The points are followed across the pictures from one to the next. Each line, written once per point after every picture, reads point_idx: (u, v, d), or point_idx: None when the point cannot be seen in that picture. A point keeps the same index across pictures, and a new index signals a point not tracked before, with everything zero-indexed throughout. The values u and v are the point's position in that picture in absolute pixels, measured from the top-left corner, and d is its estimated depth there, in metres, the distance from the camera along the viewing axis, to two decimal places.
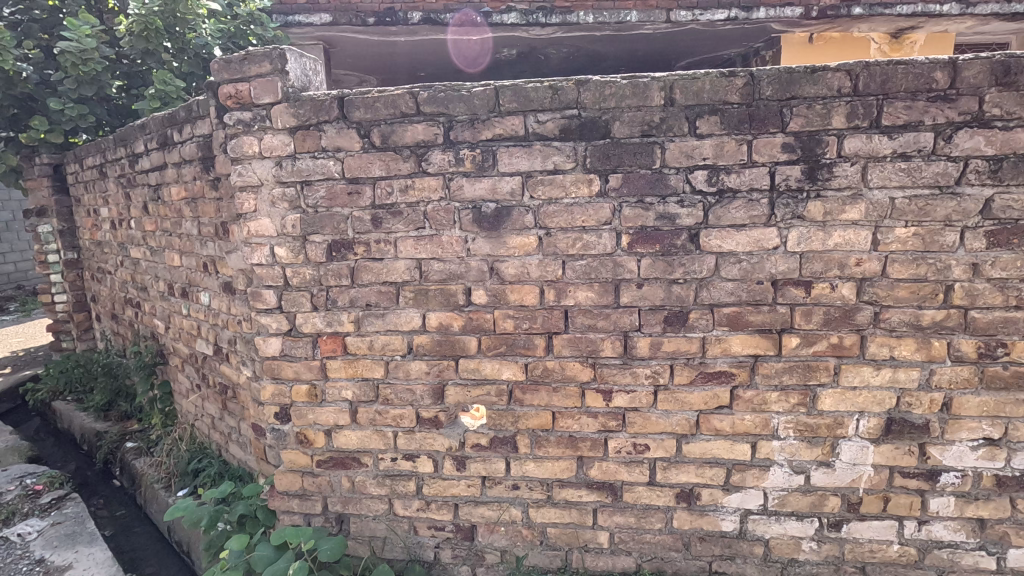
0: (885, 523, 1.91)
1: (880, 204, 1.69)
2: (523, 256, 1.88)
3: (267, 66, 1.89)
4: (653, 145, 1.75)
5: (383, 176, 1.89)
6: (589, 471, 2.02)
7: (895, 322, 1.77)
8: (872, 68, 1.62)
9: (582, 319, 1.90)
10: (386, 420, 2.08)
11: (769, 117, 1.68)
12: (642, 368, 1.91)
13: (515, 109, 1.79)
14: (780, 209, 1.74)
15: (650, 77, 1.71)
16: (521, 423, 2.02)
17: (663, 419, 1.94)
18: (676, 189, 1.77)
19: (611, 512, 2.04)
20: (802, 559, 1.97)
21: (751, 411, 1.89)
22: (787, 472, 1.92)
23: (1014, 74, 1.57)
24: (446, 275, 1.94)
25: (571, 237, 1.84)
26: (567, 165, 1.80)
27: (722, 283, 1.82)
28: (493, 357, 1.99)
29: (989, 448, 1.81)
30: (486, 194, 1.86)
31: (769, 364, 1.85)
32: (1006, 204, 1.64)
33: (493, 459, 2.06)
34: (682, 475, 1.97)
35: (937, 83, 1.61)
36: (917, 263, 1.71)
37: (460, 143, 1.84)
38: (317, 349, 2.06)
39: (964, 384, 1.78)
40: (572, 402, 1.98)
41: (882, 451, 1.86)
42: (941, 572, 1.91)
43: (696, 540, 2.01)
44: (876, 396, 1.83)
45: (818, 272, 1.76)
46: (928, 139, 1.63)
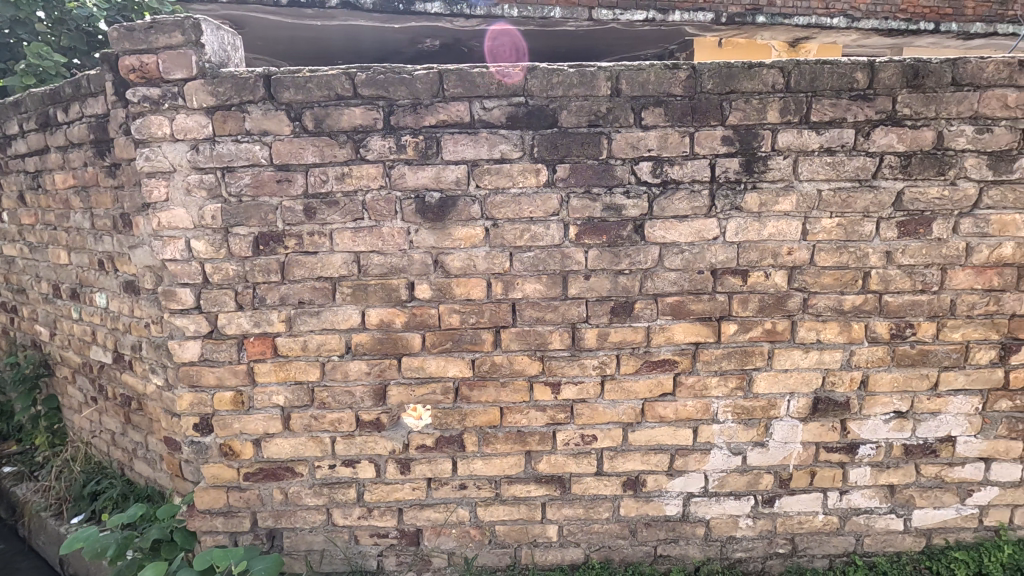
0: (811, 496, 2.04)
1: (809, 196, 1.79)
2: (469, 249, 1.82)
3: (178, 37, 1.69)
4: (600, 136, 1.74)
5: (317, 163, 1.75)
6: (537, 466, 2.00)
7: (821, 307, 1.88)
8: (802, 67, 1.70)
9: (530, 312, 1.87)
10: (322, 425, 1.94)
11: (709, 111, 1.73)
12: (590, 359, 1.91)
13: (460, 94, 1.72)
14: (719, 201, 1.80)
15: (597, 67, 1.70)
16: (468, 421, 1.96)
17: (610, 408, 1.96)
18: (622, 180, 1.78)
19: (560, 505, 2.03)
20: (739, 535, 2.07)
21: (693, 397, 1.95)
22: (726, 454, 2.00)
23: (922, 77, 1.71)
24: (387, 269, 1.83)
25: (519, 228, 1.80)
26: (514, 155, 1.75)
27: (666, 273, 1.85)
28: (438, 354, 1.91)
29: (899, 420, 1.98)
30: (430, 183, 1.77)
31: (709, 350, 1.92)
32: (914, 197, 1.79)
33: (439, 459, 1.99)
34: (629, 463, 2.00)
35: (858, 84, 1.72)
36: (840, 251, 1.83)
37: (401, 129, 1.74)
38: (243, 352, 1.88)
39: (879, 363, 1.93)
40: (520, 397, 1.94)
41: (810, 428, 1.99)
42: (859, 536, 2.08)
43: (642, 526, 2.05)
44: (805, 377, 1.95)
45: (753, 261, 1.84)
46: (850, 136, 1.75)
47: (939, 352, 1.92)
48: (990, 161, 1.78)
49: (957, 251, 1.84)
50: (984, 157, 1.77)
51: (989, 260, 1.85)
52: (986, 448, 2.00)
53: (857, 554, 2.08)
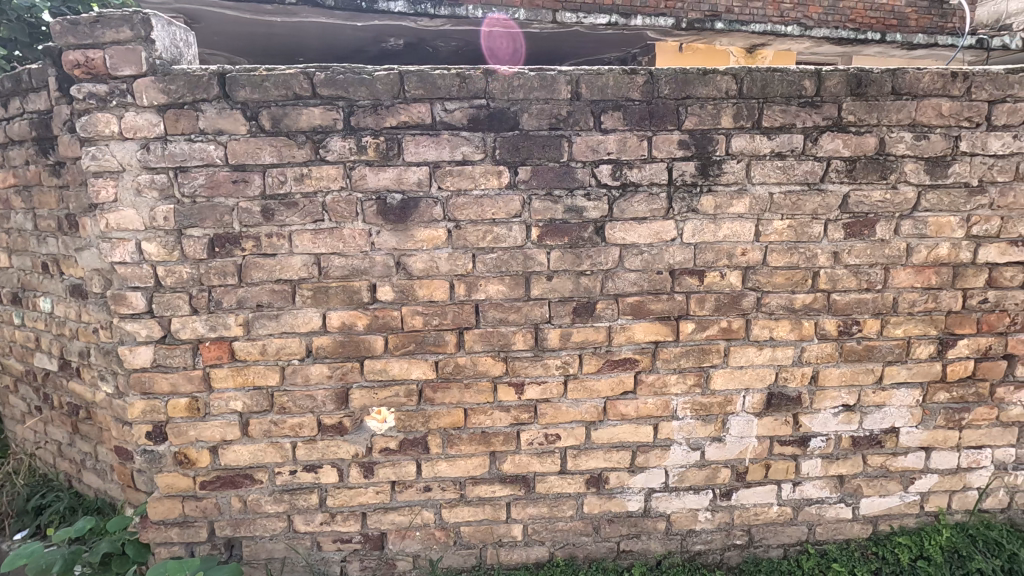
0: (766, 488, 2.11)
1: (761, 198, 1.86)
2: (431, 250, 1.82)
3: (127, 32, 1.63)
4: (561, 138, 1.77)
5: (275, 163, 1.72)
6: (502, 466, 2.01)
7: (774, 306, 1.96)
8: (754, 74, 1.76)
9: (493, 313, 1.88)
10: (282, 430, 1.90)
11: (667, 115, 1.78)
12: (553, 359, 1.94)
13: (421, 95, 1.71)
14: (677, 203, 1.84)
15: (557, 70, 1.73)
16: (432, 423, 1.95)
17: (573, 407, 1.98)
18: (583, 183, 1.81)
19: (525, 504, 2.05)
20: (699, 528, 2.13)
21: (653, 395, 2.00)
22: (686, 449, 2.06)
23: (864, 85, 1.80)
24: (348, 271, 1.81)
25: (481, 229, 1.81)
26: (475, 156, 1.76)
27: (626, 274, 1.89)
28: (401, 357, 1.90)
29: (847, 413, 2.07)
30: (391, 185, 1.76)
31: (669, 349, 1.97)
32: (859, 200, 1.88)
33: (403, 462, 1.98)
34: (592, 461, 2.03)
35: (806, 91, 1.79)
36: (791, 252, 1.91)
37: (362, 130, 1.72)
38: (198, 357, 1.83)
39: (828, 359, 2.02)
40: (484, 398, 1.95)
41: (764, 423, 2.06)
42: (811, 526, 2.16)
43: (605, 522, 2.09)
44: (759, 373, 2.02)
45: (710, 262, 1.90)
46: (799, 141, 1.82)
47: (883, 347, 2.02)
48: (927, 166, 1.88)
49: (898, 251, 1.94)
50: (922, 162, 1.87)
51: (928, 259, 1.95)
52: (926, 438, 2.11)
53: (809, 543, 2.17)
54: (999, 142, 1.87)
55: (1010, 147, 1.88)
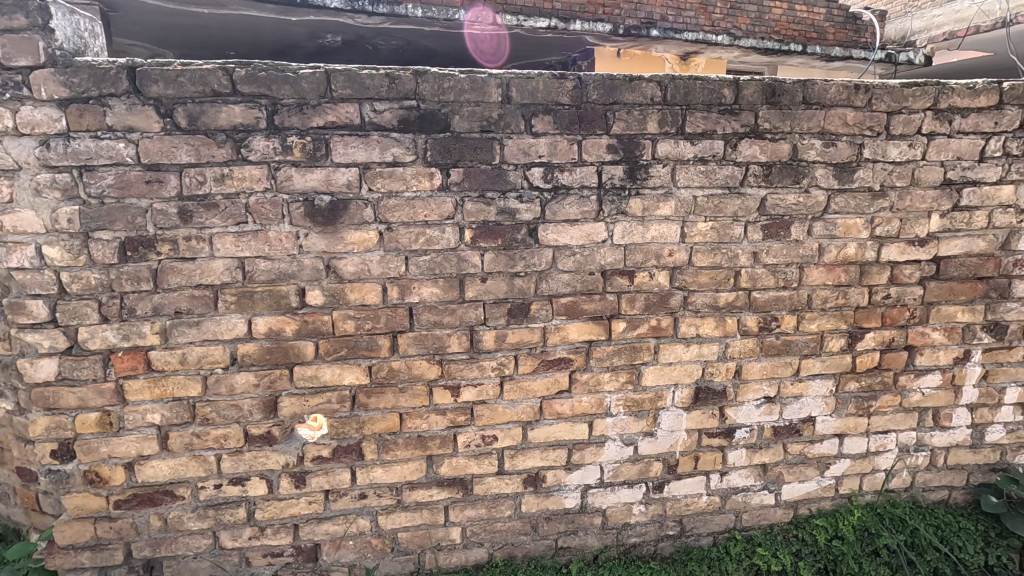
0: (696, 479, 2.20)
1: (686, 201, 1.94)
2: (363, 253, 1.78)
3: (21, 19, 1.51)
4: (492, 141, 1.78)
5: (193, 163, 1.64)
6: (439, 469, 2.00)
7: (700, 305, 2.04)
8: (677, 81, 1.83)
9: (427, 316, 1.86)
10: (205, 442, 1.81)
11: (595, 119, 1.82)
12: (488, 360, 1.94)
13: (348, 95, 1.68)
14: (607, 206, 1.89)
15: (487, 73, 1.73)
16: (366, 429, 1.92)
17: (509, 408, 2.00)
18: (515, 185, 1.82)
19: (463, 506, 2.04)
20: (633, 521, 2.19)
21: (587, 393, 2.04)
22: (620, 444, 2.11)
23: (778, 95, 1.90)
24: (274, 275, 1.75)
25: (414, 232, 1.79)
26: (406, 158, 1.74)
27: (559, 275, 1.92)
28: (333, 362, 1.85)
29: (768, 405, 2.19)
30: (319, 186, 1.71)
31: (602, 348, 2.01)
32: (775, 203, 1.99)
33: (337, 470, 1.93)
34: (529, 460, 2.05)
35: (725, 99, 1.88)
36: (714, 253, 2.00)
37: (287, 129, 1.67)
38: (110, 369, 1.72)
39: (750, 354, 2.13)
40: (420, 402, 1.93)
41: (693, 416, 2.14)
42: (738, 513, 2.27)
43: (543, 521, 2.11)
44: (687, 369, 2.10)
45: (639, 263, 1.96)
46: (719, 146, 1.91)
47: (799, 341, 2.15)
48: (835, 171, 2.01)
49: (811, 251, 2.06)
50: (831, 168, 2.00)
51: (837, 259, 2.09)
52: (839, 425, 2.26)
53: (736, 529, 2.27)
54: (896, 150, 2.03)
55: (907, 154, 2.04)
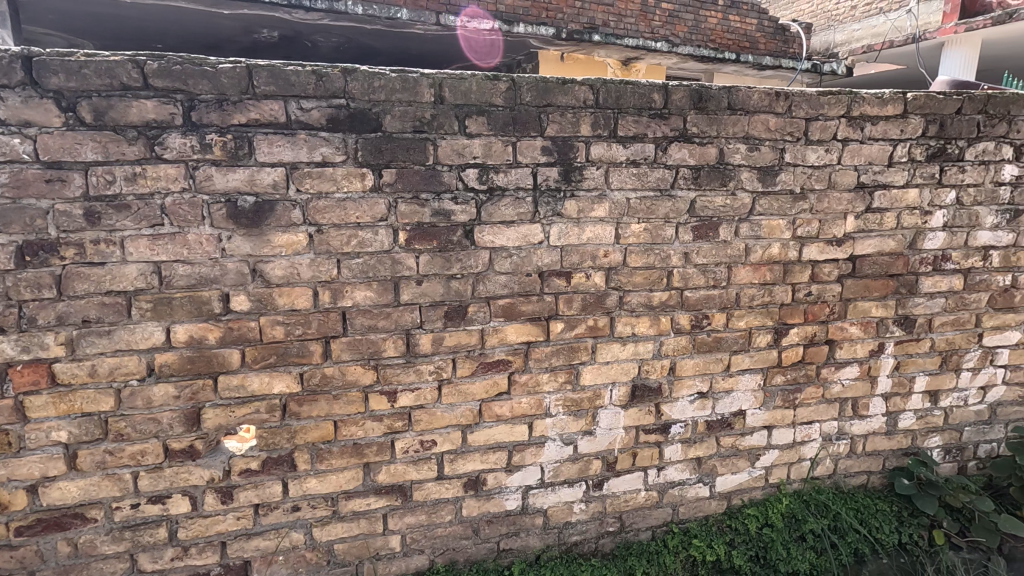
0: (634, 475, 2.25)
1: (619, 203, 1.98)
2: (291, 256, 1.72)
3: None
4: (425, 141, 1.75)
5: (100, 161, 1.53)
6: (376, 477, 1.95)
7: (635, 304, 2.09)
8: (609, 86, 1.87)
9: (361, 320, 1.82)
10: (120, 460, 1.70)
11: (529, 121, 1.83)
12: (425, 364, 1.91)
13: (273, 92, 1.61)
14: (542, 207, 1.90)
15: (419, 73, 1.71)
16: (298, 439, 1.85)
17: (448, 412, 1.97)
18: (449, 186, 1.81)
19: (401, 514, 2.00)
20: (574, 520, 2.21)
21: (526, 394, 2.05)
22: (559, 444, 2.13)
23: (705, 100, 1.97)
24: (194, 280, 1.66)
25: (345, 234, 1.74)
26: (336, 158, 1.69)
27: (496, 277, 1.92)
28: (261, 370, 1.77)
29: (702, 400, 2.26)
30: (242, 186, 1.64)
31: (540, 348, 2.02)
32: (704, 205, 2.06)
33: (268, 482, 1.85)
34: (469, 464, 2.04)
35: (655, 103, 1.93)
36: (647, 253, 2.05)
37: (205, 126, 1.58)
38: (8, 384, 1.58)
39: (683, 351, 2.19)
40: (355, 408, 1.88)
41: (630, 414, 2.19)
42: (675, 506, 2.33)
43: (484, 524, 2.10)
44: (624, 368, 2.14)
45: (575, 263, 1.98)
46: (650, 149, 1.96)
47: (729, 338, 2.23)
48: (759, 175, 2.10)
49: (738, 251, 2.15)
50: (756, 171, 2.09)
51: (763, 258, 2.19)
52: (768, 417, 2.36)
53: (674, 522, 2.33)
54: (815, 154, 2.14)
55: (824, 158, 2.16)
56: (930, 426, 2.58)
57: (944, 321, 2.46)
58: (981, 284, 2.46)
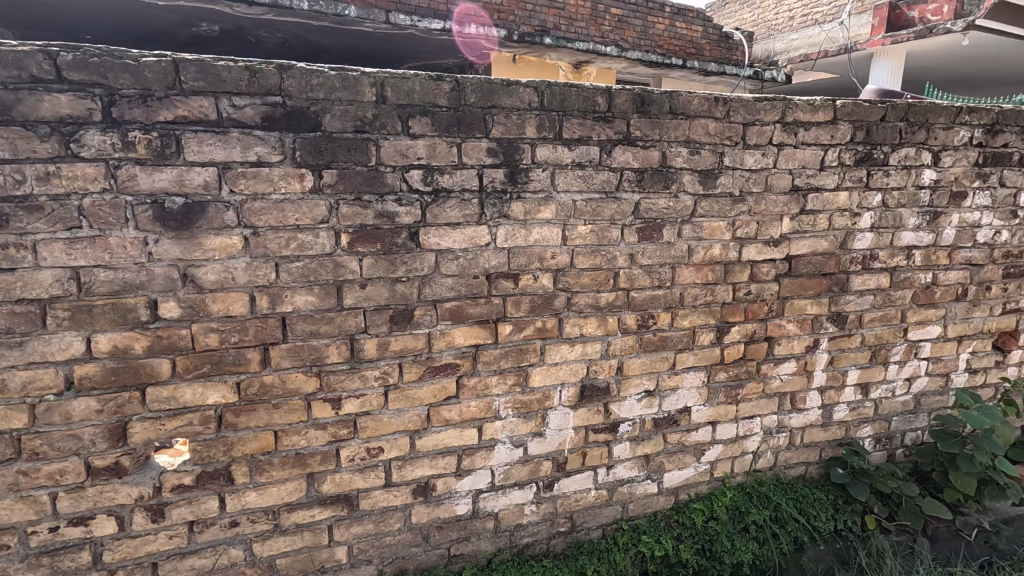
0: (584, 475, 2.27)
1: (565, 205, 1.99)
2: (225, 260, 1.64)
3: None
4: (367, 142, 1.71)
5: (7, 159, 1.41)
6: (321, 487, 1.89)
7: (582, 305, 2.10)
8: (553, 88, 1.87)
9: (302, 325, 1.76)
10: (36, 481, 1.58)
11: (474, 123, 1.81)
12: (370, 370, 1.87)
13: (202, 88, 1.53)
14: (488, 209, 1.89)
15: (360, 72, 1.67)
16: (236, 451, 1.77)
17: (395, 418, 1.93)
18: (393, 187, 1.77)
19: (348, 524, 1.95)
20: (526, 521, 2.21)
21: (475, 397, 2.03)
22: (509, 447, 2.12)
23: (647, 104, 2.01)
24: (117, 286, 1.56)
25: (283, 236, 1.68)
26: (273, 158, 1.63)
27: (442, 279, 1.89)
28: (194, 381, 1.68)
29: (649, 398, 2.30)
30: (170, 187, 1.55)
31: (488, 351, 2.01)
32: (648, 207, 2.10)
33: (203, 498, 1.76)
34: (418, 470, 2.00)
35: (599, 107, 1.95)
36: (594, 255, 2.07)
37: (127, 123, 1.49)
38: None
39: (630, 350, 2.23)
40: (296, 417, 1.81)
41: (579, 414, 2.20)
42: (624, 504, 2.37)
43: (434, 530, 2.07)
44: (572, 368, 2.15)
45: (523, 265, 1.98)
46: (595, 152, 1.98)
47: (674, 337, 2.28)
48: (700, 178, 2.16)
49: (682, 252, 2.20)
50: (697, 174, 2.15)
51: (704, 259, 2.25)
52: (712, 413, 2.43)
53: (623, 520, 2.37)
54: (752, 158, 2.22)
55: (761, 162, 2.24)
56: (862, 417, 2.72)
57: (873, 317, 2.60)
58: (906, 281, 2.61)
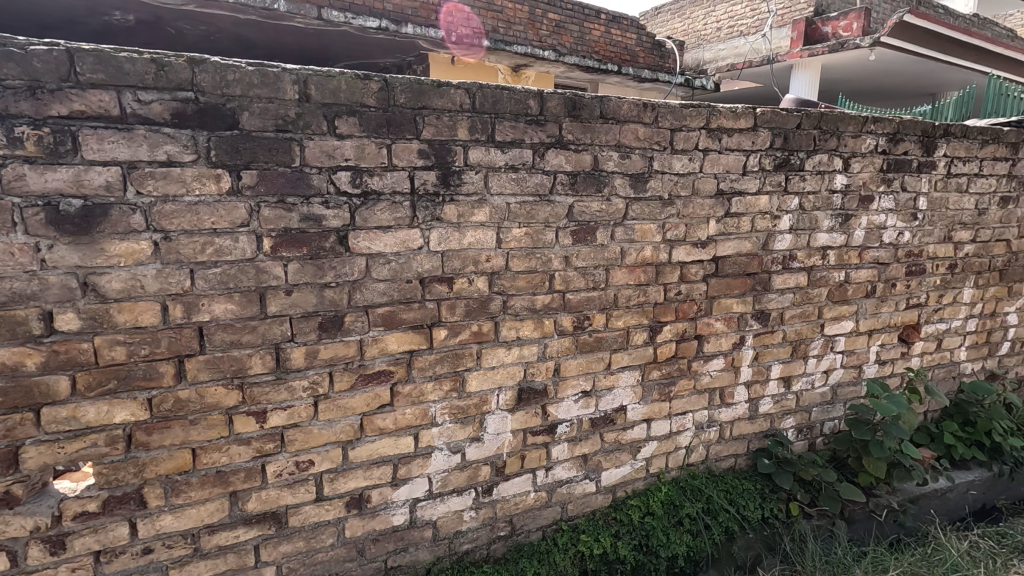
0: (523, 478, 2.27)
1: (499, 208, 1.98)
2: (132, 267, 1.52)
3: None
4: (290, 142, 1.63)
5: None
6: (245, 506, 1.78)
7: (518, 308, 2.10)
8: (484, 90, 1.86)
9: (221, 335, 1.65)
10: None
11: (404, 124, 1.77)
12: (298, 380, 1.79)
13: (102, 81, 1.42)
14: (421, 211, 1.85)
15: (281, 68, 1.59)
16: (148, 472, 1.64)
17: (326, 429, 1.86)
18: (319, 190, 1.70)
19: (276, 543, 1.85)
20: (465, 528, 2.18)
21: (410, 404, 1.98)
22: (447, 453, 2.08)
23: (579, 109, 2.03)
24: (4, 297, 1.41)
25: (198, 241, 1.58)
26: (185, 157, 1.53)
27: (374, 284, 1.84)
28: (98, 399, 1.55)
29: (586, 399, 2.33)
30: (67, 188, 1.42)
31: (423, 357, 1.97)
32: (582, 210, 2.13)
33: (111, 525, 1.62)
34: (351, 482, 1.93)
35: (531, 110, 1.95)
36: (529, 257, 2.07)
37: (14, 117, 1.35)
38: None
39: (567, 352, 2.24)
40: (217, 433, 1.71)
41: (517, 417, 2.20)
42: (564, 504, 2.38)
43: (369, 543, 2.00)
44: (509, 372, 2.14)
45: (457, 268, 1.95)
46: (528, 155, 1.98)
47: (609, 338, 2.32)
48: (631, 181, 2.20)
49: (615, 254, 2.24)
50: (628, 178, 2.19)
51: (637, 260, 2.30)
52: (647, 411, 2.49)
53: (563, 520, 2.38)
54: (680, 163, 2.29)
55: (688, 167, 2.31)
56: (785, 409, 2.87)
57: (793, 314, 2.75)
58: (822, 280, 2.78)
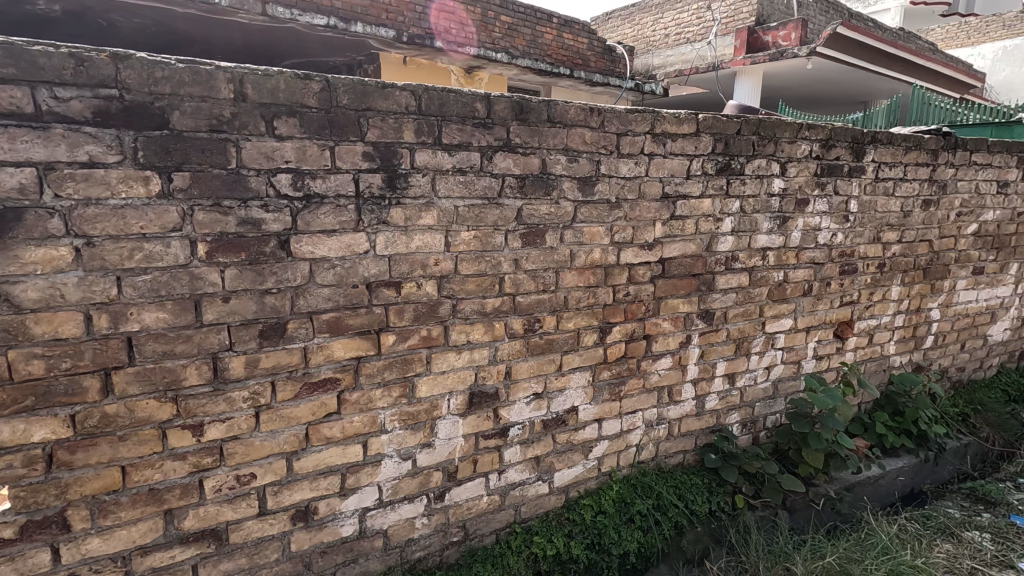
0: (476, 482, 2.26)
1: (447, 211, 1.96)
2: (51, 275, 1.42)
3: None
4: (225, 143, 1.57)
5: None
6: (182, 524, 1.70)
7: (468, 312, 2.09)
8: (430, 92, 1.84)
9: (152, 346, 1.57)
10: None
11: (347, 125, 1.73)
12: (237, 391, 1.72)
13: (13, 76, 1.32)
14: (366, 215, 1.81)
15: (214, 65, 1.53)
16: (73, 493, 1.53)
17: (269, 441, 1.80)
18: (258, 192, 1.64)
19: (216, 561, 1.77)
20: (417, 535, 2.15)
21: (358, 412, 1.94)
22: (397, 460, 2.05)
23: (526, 112, 2.04)
24: None
25: (125, 247, 1.49)
26: (109, 158, 1.44)
27: (319, 289, 1.79)
28: (12, 418, 1.44)
29: (537, 401, 2.34)
30: None
31: (370, 363, 1.93)
32: (530, 213, 2.14)
33: (30, 551, 1.51)
34: (297, 494, 1.87)
35: (478, 113, 1.94)
36: (478, 260, 2.06)
37: None
38: None
39: (518, 354, 2.25)
40: (149, 449, 1.62)
41: (469, 422, 2.18)
42: (517, 507, 2.39)
43: (317, 556, 1.94)
44: (460, 376, 2.13)
45: (405, 273, 1.93)
46: (476, 158, 1.97)
47: (560, 339, 2.34)
48: (579, 185, 2.23)
49: (564, 256, 2.26)
50: (576, 181, 2.22)
51: (586, 263, 2.33)
52: (598, 411, 2.52)
53: (516, 523, 2.39)
54: (626, 167, 2.33)
55: (634, 171, 2.36)
56: (730, 405, 2.97)
57: (736, 313, 2.85)
58: (762, 280, 2.89)
